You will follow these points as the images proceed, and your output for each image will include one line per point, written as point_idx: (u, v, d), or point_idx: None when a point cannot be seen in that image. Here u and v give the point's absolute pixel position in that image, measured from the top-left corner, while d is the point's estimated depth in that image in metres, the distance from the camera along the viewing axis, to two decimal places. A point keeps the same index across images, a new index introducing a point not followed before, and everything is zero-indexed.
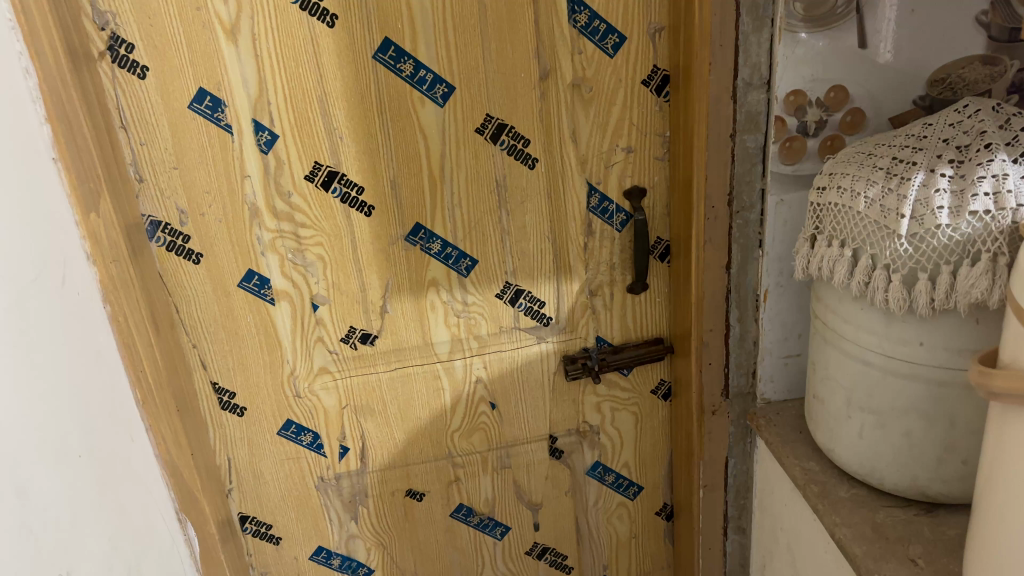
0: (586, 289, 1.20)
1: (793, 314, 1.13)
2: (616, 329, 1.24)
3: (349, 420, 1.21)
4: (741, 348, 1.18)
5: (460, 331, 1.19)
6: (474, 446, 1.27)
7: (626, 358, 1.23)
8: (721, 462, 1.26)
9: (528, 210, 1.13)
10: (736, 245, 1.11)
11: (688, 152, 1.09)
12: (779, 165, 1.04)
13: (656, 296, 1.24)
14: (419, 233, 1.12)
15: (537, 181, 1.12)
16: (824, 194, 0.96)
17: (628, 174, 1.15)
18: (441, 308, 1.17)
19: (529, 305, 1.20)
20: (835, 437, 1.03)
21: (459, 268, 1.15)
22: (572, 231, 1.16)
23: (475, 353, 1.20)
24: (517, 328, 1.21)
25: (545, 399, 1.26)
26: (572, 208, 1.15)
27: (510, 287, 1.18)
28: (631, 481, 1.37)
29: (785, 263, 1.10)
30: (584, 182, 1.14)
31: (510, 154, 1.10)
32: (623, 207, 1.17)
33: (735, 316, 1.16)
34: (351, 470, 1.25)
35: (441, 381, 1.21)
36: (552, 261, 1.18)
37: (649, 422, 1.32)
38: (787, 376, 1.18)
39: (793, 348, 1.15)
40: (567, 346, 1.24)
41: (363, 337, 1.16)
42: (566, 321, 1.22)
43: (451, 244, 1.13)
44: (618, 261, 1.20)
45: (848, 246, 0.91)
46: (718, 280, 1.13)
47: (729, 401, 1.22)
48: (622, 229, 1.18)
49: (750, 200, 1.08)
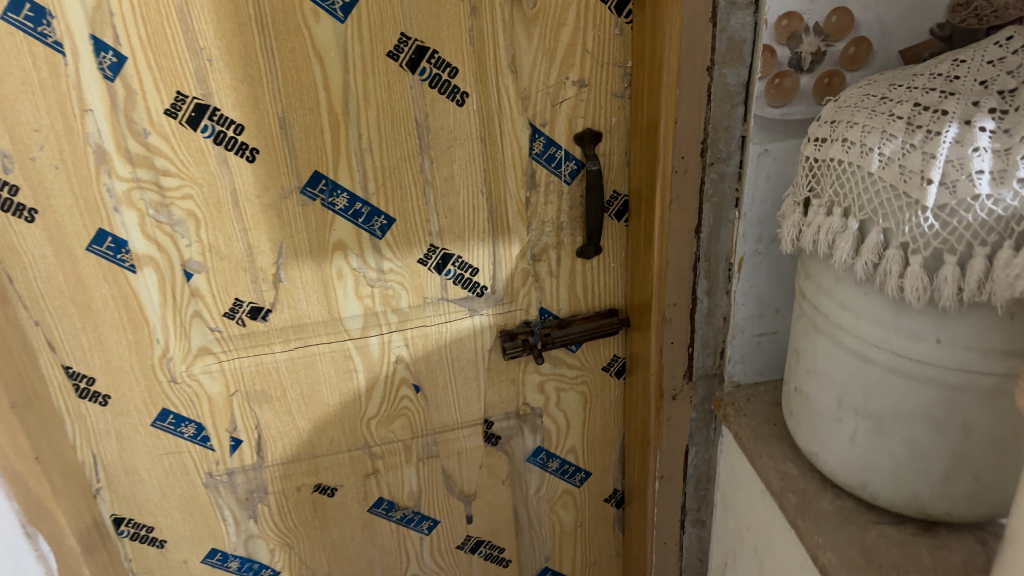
0: (527, 252, 1.00)
1: (771, 285, 0.95)
2: (563, 299, 1.05)
3: (240, 408, 1.01)
4: (709, 325, 0.99)
5: (374, 303, 0.98)
6: (396, 435, 1.08)
7: (575, 333, 1.04)
8: (681, 451, 1.09)
9: (456, 156, 0.92)
10: (709, 204, 0.91)
11: (652, 89, 0.87)
12: (764, 107, 0.84)
13: (611, 261, 1.04)
14: (319, 185, 0.90)
15: (467, 121, 0.90)
16: (822, 149, 0.75)
17: (579, 114, 0.93)
18: (350, 276, 0.96)
19: (459, 272, 0.99)
20: (819, 439, 0.85)
21: (370, 227, 0.94)
22: (511, 182, 0.95)
23: (394, 329, 1.00)
24: (445, 299, 1.00)
25: (478, 380, 1.07)
26: (511, 156, 0.94)
27: (436, 251, 0.97)
28: (578, 467, 1.20)
29: (766, 227, 0.91)
30: (525, 123, 0.92)
31: (432, 86, 0.87)
32: (575, 155, 0.96)
33: (704, 288, 0.96)
34: (246, 465, 1.06)
35: (353, 362, 1.01)
36: (486, 220, 0.97)
37: (599, 402, 1.14)
38: (759, 357, 1.00)
39: (769, 325, 0.98)
40: (504, 320, 1.04)
41: (252, 311, 0.95)
42: (503, 291, 1.02)
43: (360, 199, 0.92)
44: (566, 220, 0.99)
45: (852, 216, 0.71)
46: (685, 246, 0.93)
47: (693, 384, 1.03)
48: (572, 181, 0.97)
49: (728, 149, 0.88)
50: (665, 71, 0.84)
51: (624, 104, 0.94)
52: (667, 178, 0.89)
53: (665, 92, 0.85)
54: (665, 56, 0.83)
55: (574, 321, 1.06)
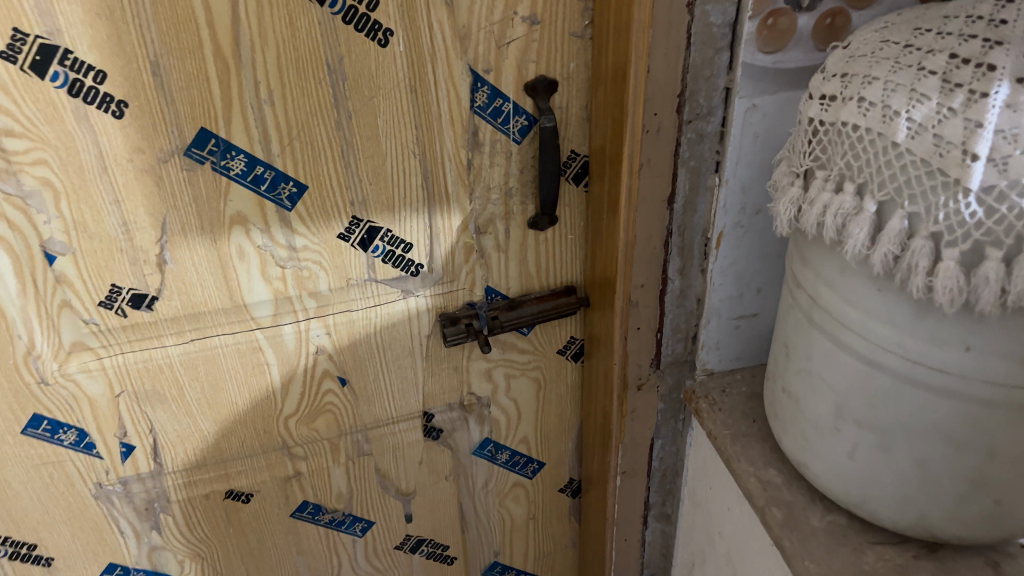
0: (468, 224, 0.85)
1: (752, 262, 0.81)
2: (512, 276, 0.90)
3: (128, 410, 0.85)
4: (680, 306, 0.85)
5: (287, 286, 0.83)
6: (320, 433, 0.94)
7: (526, 315, 0.90)
8: (646, 445, 0.96)
9: (380, 110, 0.75)
10: (684, 169, 0.76)
11: (619, 28, 0.71)
12: (754, 53, 0.69)
13: (568, 232, 0.89)
14: (210, 147, 0.73)
15: (392, 66, 0.74)
16: (829, 109, 0.60)
17: (531, 57, 0.77)
18: (254, 255, 0.80)
19: (388, 247, 0.84)
20: (809, 450, 0.72)
21: (276, 197, 0.77)
22: (450, 142, 0.79)
23: (312, 315, 0.85)
24: (373, 280, 0.85)
25: (415, 370, 0.93)
26: (448, 109, 0.77)
27: (360, 224, 0.81)
28: (530, 457, 1.07)
29: (750, 195, 0.77)
30: (465, 69, 0.76)
31: (347, 21, 0.70)
32: (525, 109, 0.80)
33: (675, 266, 0.82)
34: (142, 472, 0.91)
35: (264, 354, 0.86)
36: (420, 186, 0.81)
37: (554, 388, 1.01)
38: (736, 342, 0.87)
39: (749, 306, 0.85)
40: (444, 302, 0.89)
41: (134, 299, 0.79)
42: (442, 269, 0.87)
43: (262, 163, 0.75)
44: (514, 185, 0.84)
45: (868, 196, 0.57)
46: (656, 218, 0.78)
47: (661, 372, 0.90)
48: (522, 139, 0.81)
49: (708, 103, 0.73)
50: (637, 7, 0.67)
51: (585, 47, 0.78)
52: (636, 138, 0.73)
53: (636, 34, 0.69)
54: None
55: (525, 301, 0.91)
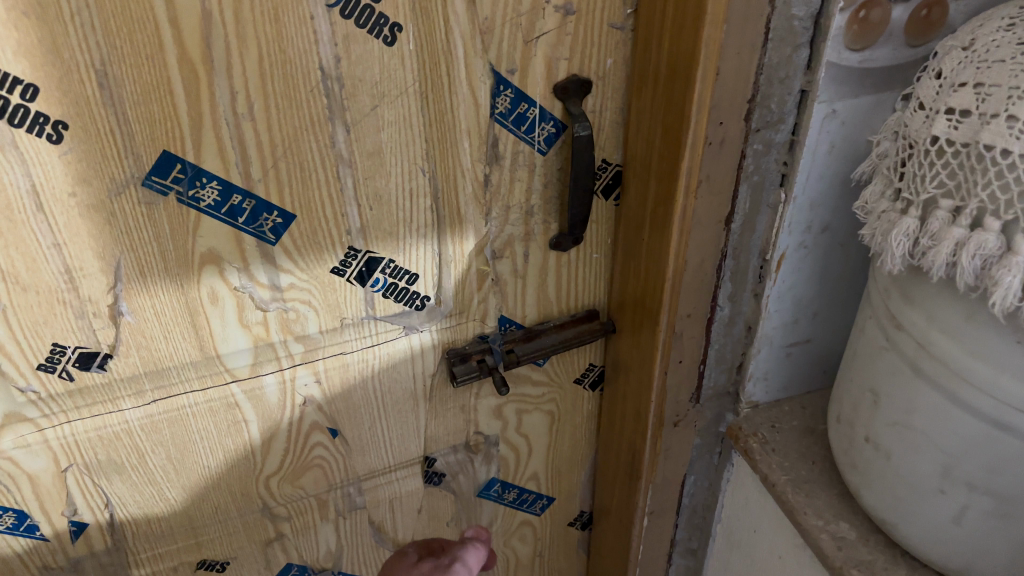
0: (484, 248, 0.72)
1: (811, 285, 0.71)
2: (530, 303, 0.78)
3: (78, 486, 0.70)
4: (727, 336, 0.74)
5: (270, 331, 0.69)
6: (305, 491, 0.81)
7: (546, 346, 0.78)
8: (677, 482, 0.85)
9: (384, 121, 0.62)
10: (746, 185, 0.65)
11: (681, 23, 0.57)
12: (841, 51, 0.58)
13: (594, 252, 0.77)
14: (174, 175, 0.58)
15: (399, 69, 0.60)
16: (960, 128, 0.50)
17: (563, 54, 0.64)
18: (230, 299, 0.65)
19: (391, 280, 0.71)
20: (900, 508, 0.63)
21: (257, 229, 0.63)
22: (467, 157, 0.66)
23: (298, 362, 0.72)
24: (372, 318, 0.72)
25: (417, 414, 0.81)
26: (463, 117, 0.64)
27: (357, 255, 0.68)
28: (539, 494, 0.96)
29: (818, 211, 0.67)
30: (485, 70, 0.63)
31: (346, 15, 0.56)
32: (553, 114, 0.67)
33: (726, 293, 0.71)
34: (97, 551, 0.76)
35: (241, 410, 0.72)
36: (430, 209, 0.68)
37: (569, 420, 0.90)
38: (785, 370, 0.78)
39: (803, 332, 0.75)
40: (452, 336, 0.77)
41: (82, 359, 0.64)
42: (453, 301, 0.74)
43: (240, 190, 0.61)
44: (537, 202, 0.72)
45: (1020, 236, 0.46)
46: (710, 241, 0.67)
47: (700, 406, 0.79)
48: (548, 150, 0.69)
49: (780, 109, 0.62)
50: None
51: (626, 41, 0.65)
52: (696, 152, 0.61)
53: (706, 32, 0.55)
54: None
55: (544, 331, 0.79)
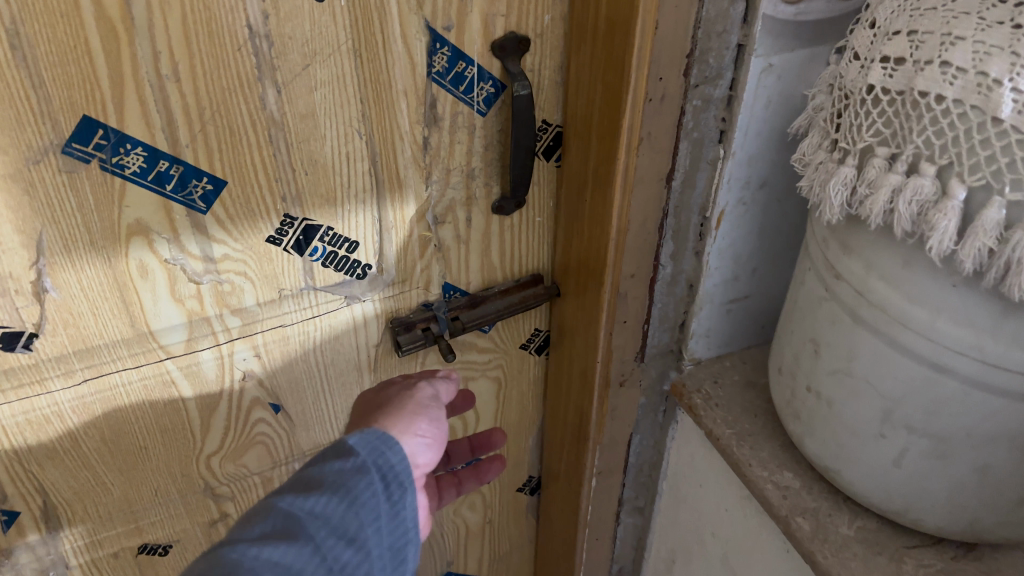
0: (425, 214, 0.71)
1: (750, 241, 0.72)
2: (473, 268, 0.77)
3: (8, 474, 0.67)
4: (670, 294, 0.75)
5: (205, 305, 0.66)
6: (248, 470, 0.79)
7: (491, 313, 0.79)
8: (625, 442, 0.86)
9: (318, 81, 0.60)
10: (686, 142, 0.65)
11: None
12: (778, 4, 0.58)
13: (535, 215, 0.77)
14: (97, 141, 0.55)
15: (330, 26, 0.58)
16: (895, 76, 0.50)
17: (500, 11, 0.63)
18: (161, 272, 0.63)
19: (330, 248, 0.69)
20: (842, 454, 0.64)
21: (187, 198, 0.60)
22: (404, 118, 0.65)
23: (235, 337, 0.70)
24: (312, 289, 0.70)
25: (361, 385, 0.80)
26: (399, 77, 0.62)
27: (294, 223, 0.66)
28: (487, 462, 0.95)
29: (756, 167, 0.67)
30: (420, 26, 0.61)
31: None
32: (492, 74, 0.66)
33: (668, 251, 0.72)
34: (31, 541, 0.73)
35: (178, 388, 0.70)
36: (368, 173, 0.66)
37: (515, 386, 0.89)
38: (727, 327, 0.79)
39: (743, 288, 0.76)
40: (395, 306, 0.76)
41: (5, 339, 0.61)
42: (394, 268, 0.73)
43: (166, 156, 0.58)
44: (478, 164, 0.71)
45: (955, 180, 0.47)
46: (651, 199, 0.67)
47: (645, 365, 0.80)
48: (486, 111, 0.68)
49: (718, 65, 0.61)
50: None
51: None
52: (636, 109, 0.61)
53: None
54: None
55: (488, 298, 0.79)
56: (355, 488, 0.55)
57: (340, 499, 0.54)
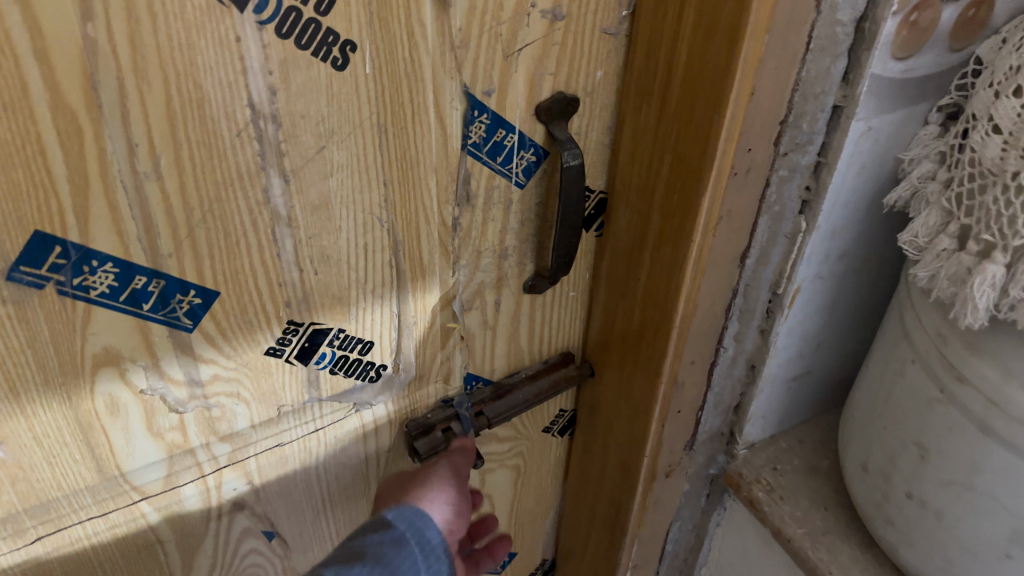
0: (450, 301, 0.60)
1: (821, 316, 0.64)
2: (498, 355, 0.66)
3: None
4: (728, 378, 0.66)
5: (189, 435, 0.53)
6: None
7: (519, 405, 0.68)
8: (663, 531, 0.77)
9: (334, 166, 0.48)
10: (765, 217, 0.56)
11: (707, 31, 0.46)
12: (887, 62, 0.49)
13: (570, 290, 0.67)
14: (53, 261, 0.42)
15: (351, 100, 0.46)
16: None
17: (549, 69, 0.52)
18: (134, 405, 0.50)
19: (339, 352, 0.57)
20: (952, 569, 0.56)
21: (168, 316, 0.47)
22: (433, 200, 0.53)
23: (223, 465, 0.57)
24: (316, 399, 0.58)
25: (369, 497, 0.68)
26: (429, 152, 0.51)
27: (299, 329, 0.53)
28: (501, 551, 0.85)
29: (839, 239, 0.58)
30: (458, 92, 0.49)
31: (284, 34, 0.41)
32: (535, 140, 0.55)
33: (731, 333, 0.62)
34: None
35: (155, 530, 0.57)
36: (388, 265, 0.55)
37: (536, 471, 0.79)
38: (784, 405, 0.70)
39: (807, 364, 0.67)
40: (411, 407, 0.64)
41: None
42: (413, 365, 0.62)
43: (144, 270, 0.45)
44: (511, 243, 0.60)
45: None
46: (722, 281, 0.57)
47: (693, 452, 0.70)
48: (525, 182, 0.57)
49: (810, 131, 0.52)
50: (755, 6, 0.43)
51: (618, 49, 0.54)
52: (719, 186, 0.50)
53: (746, 46, 0.44)
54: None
55: (515, 387, 0.68)
56: (395, 561, 0.51)
57: (383, 569, 0.50)
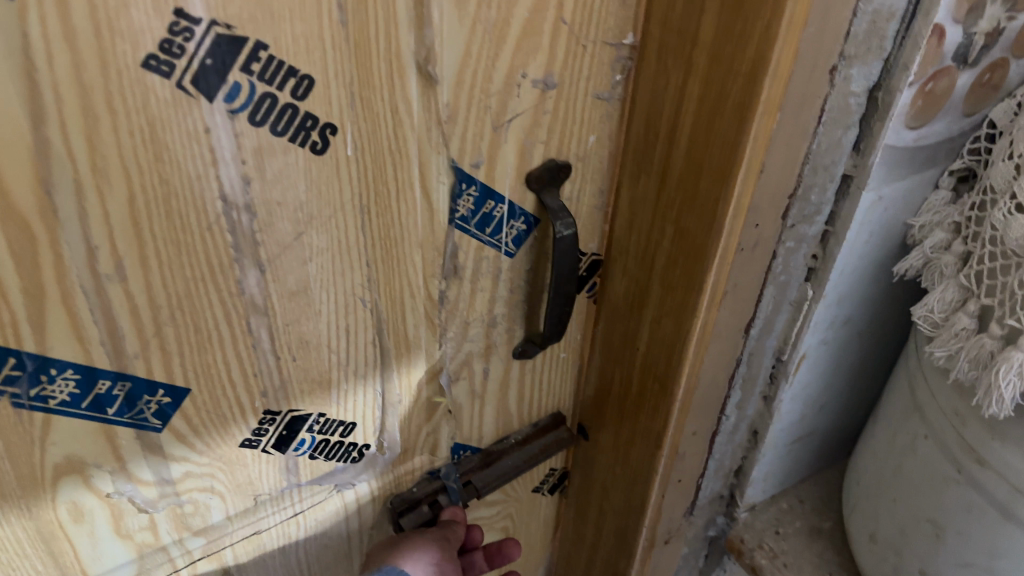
0: (437, 374, 0.57)
1: (826, 379, 0.61)
2: (487, 421, 0.63)
3: None
4: (730, 442, 0.63)
5: (161, 533, 0.50)
6: None
7: (508, 472, 0.64)
8: None
9: (314, 251, 0.44)
10: (772, 287, 0.53)
11: (712, 105, 0.43)
12: (901, 132, 0.47)
13: (560, 350, 0.63)
14: (6, 373, 0.38)
15: (331, 184, 0.42)
16: None
17: (540, 137, 0.48)
18: (100, 510, 0.46)
19: (320, 436, 0.53)
20: None
21: (135, 418, 0.43)
22: (417, 276, 0.50)
23: (198, 558, 0.53)
24: (297, 484, 0.55)
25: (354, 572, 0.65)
26: (414, 228, 0.47)
27: (277, 418, 0.50)
28: None
29: (846, 305, 0.56)
30: (445, 166, 0.46)
31: (259, 121, 0.37)
32: (524, 209, 0.51)
33: (735, 402, 0.60)
34: None
35: None
36: (371, 345, 0.51)
37: (526, 529, 0.76)
38: (786, 465, 0.68)
39: (810, 425, 0.65)
40: (395, 481, 0.61)
41: None
42: (397, 440, 0.58)
43: (108, 374, 0.41)
44: (501, 311, 0.56)
45: None
46: (726, 352, 0.55)
47: (693, 516, 0.68)
48: (515, 250, 0.53)
49: (819, 201, 0.49)
50: (767, 85, 0.40)
51: (612, 111, 0.50)
52: (725, 263, 0.48)
53: (755, 127, 0.41)
54: (760, 51, 0.39)
55: (504, 455, 0.65)
56: None
57: None
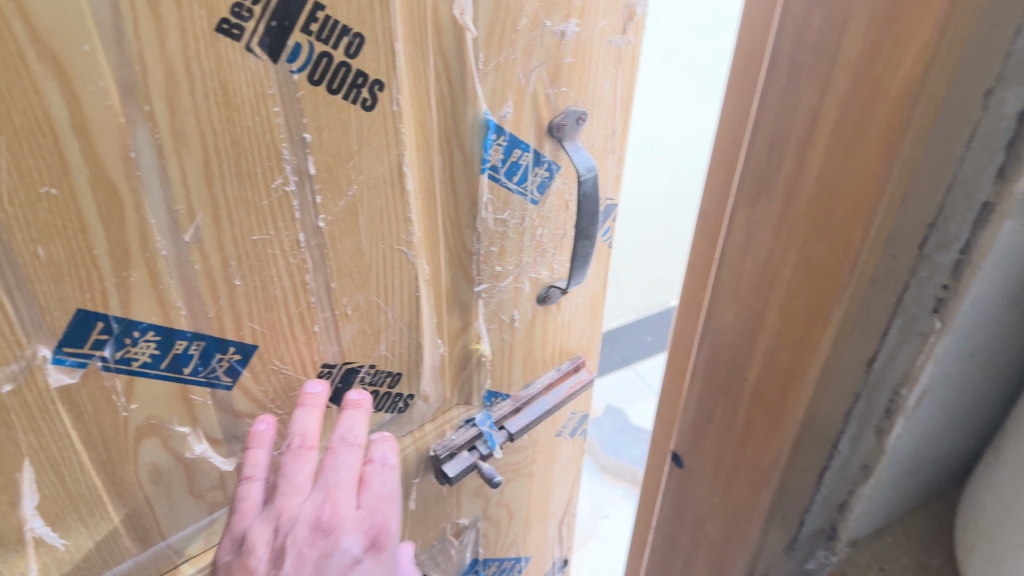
0: (471, 324, 0.58)
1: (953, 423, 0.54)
2: (516, 368, 0.64)
3: None
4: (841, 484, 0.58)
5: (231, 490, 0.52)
6: None
7: (542, 413, 0.66)
8: None
9: (368, 205, 0.44)
10: None
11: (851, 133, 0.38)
12: None
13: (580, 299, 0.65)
14: (95, 337, 0.39)
15: (380, 141, 0.42)
16: None
17: (562, 84, 0.49)
18: (178, 472, 0.47)
19: (370, 387, 0.54)
20: None
21: (208, 376, 0.44)
22: (449, 220, 0.51)
23: None
24: None
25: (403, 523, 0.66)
26: (450, 177, 0.48)
27: (333, 371, 0.51)
28: (517, 557, 0.84)
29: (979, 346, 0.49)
30: (477, 119, 0.47)
31: (317, 80, 0.38)
32: (548, 156, 0.52)
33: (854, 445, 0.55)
34: None
35: None
36: (416, 299, 0.52)
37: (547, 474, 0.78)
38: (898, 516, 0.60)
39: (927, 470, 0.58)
40: (436, 429, 0.62)
41: None
42: (434, 386, 0.59)
43: (185, 334, 0.42)
44: (527, 257, 0.57)
45: None
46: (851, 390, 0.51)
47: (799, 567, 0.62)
48: (540, 198, 0.54)
49: None
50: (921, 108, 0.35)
51: (623, 57, 0.52)
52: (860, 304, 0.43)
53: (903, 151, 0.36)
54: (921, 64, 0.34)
55: (537, 394, 0.66)
56: None
57: None
